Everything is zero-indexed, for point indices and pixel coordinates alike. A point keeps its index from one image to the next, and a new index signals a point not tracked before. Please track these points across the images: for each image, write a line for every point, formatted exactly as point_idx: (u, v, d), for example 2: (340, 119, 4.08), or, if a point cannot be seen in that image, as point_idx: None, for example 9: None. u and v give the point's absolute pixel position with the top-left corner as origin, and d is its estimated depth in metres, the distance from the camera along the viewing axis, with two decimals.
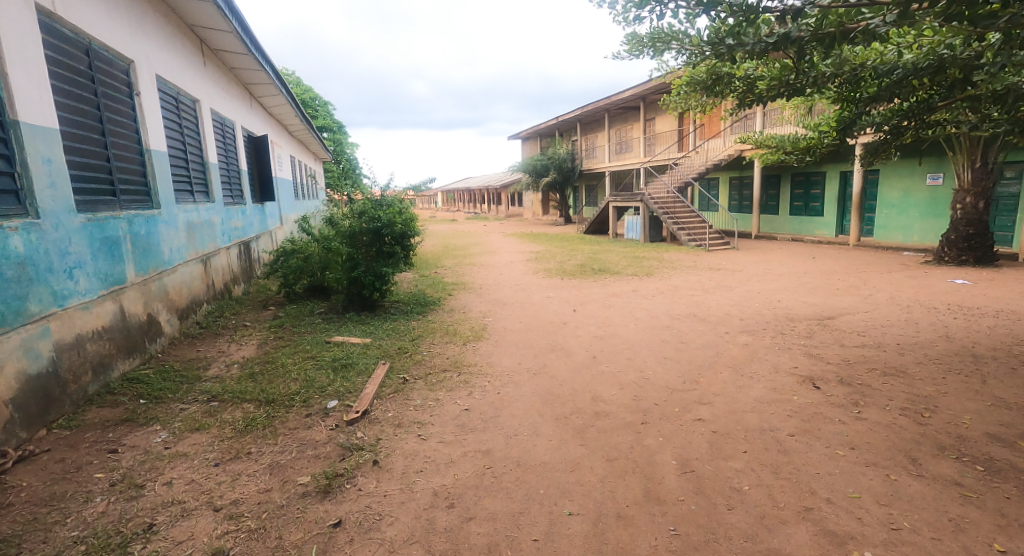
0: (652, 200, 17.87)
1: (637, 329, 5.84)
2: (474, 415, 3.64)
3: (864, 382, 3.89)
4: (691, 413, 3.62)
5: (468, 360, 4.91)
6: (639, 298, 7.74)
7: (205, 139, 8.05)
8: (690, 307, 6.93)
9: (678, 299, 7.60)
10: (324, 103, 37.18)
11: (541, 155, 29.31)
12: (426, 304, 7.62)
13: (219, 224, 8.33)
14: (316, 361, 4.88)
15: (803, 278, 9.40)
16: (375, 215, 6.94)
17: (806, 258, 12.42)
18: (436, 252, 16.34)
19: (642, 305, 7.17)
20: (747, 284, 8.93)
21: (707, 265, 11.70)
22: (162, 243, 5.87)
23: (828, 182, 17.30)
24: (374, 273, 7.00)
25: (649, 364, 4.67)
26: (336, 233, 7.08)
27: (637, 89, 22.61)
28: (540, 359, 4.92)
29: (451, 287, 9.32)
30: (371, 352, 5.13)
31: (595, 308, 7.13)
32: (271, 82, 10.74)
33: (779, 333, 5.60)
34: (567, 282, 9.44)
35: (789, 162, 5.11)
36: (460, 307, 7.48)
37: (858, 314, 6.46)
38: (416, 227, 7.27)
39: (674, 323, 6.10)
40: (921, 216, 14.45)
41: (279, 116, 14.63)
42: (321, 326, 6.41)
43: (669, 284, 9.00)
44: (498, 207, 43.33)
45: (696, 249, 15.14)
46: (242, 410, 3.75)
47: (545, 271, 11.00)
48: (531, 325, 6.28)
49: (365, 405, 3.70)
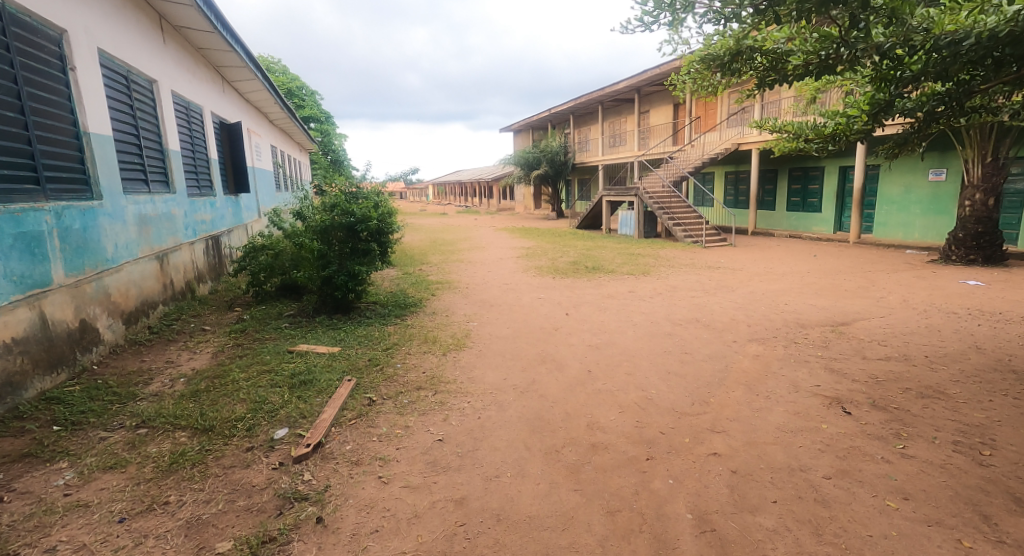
0: (646, 195, 17.34)
1: (637, 337, 5.29)
2: (448, 448, 3.07)
3: (901, 406, 3.37)
4: (704, 446, 3.08)
5: (446, 375, 4.34)
6: (637, 300, 7.19)
7: (163, 123, 7.35)
8: (691, 311, 6.40)
9: (678, 301, 7.07)
10: (311, 92, 36.36)
11: (533, 148, 28.62)
12: (406, 306, 7.01)
13: (181, 217, 7.65)
14: (274, 375, 4.27)
15: (808, 279, 8.91)
16: (348, 208, 6.29)
17: (807, 256, 11.98)
18: (423, 247, 15.71)
19: (640, 308, 6.64)
20: (749, 284, 8.44)
21: (706, 263, 11.19)
22: (104, 239, 5.21)
23: (827, 178, 16.92)
24: (348, 273, 6.37)
25: (652, 381, 4.12)
26: (307, 229, 6.46)
27: (630, 81, 22.09)
28: (528, 373, 4.35)
29: (435, 286, 8.71)
30: (337, 365, 4.53)
31: (590, 311, 6.59)
32: (243, 65, 10.02)
33: (793, 343, 5.09)
34: (559, 281, 8.87)
35: (809, 150, 4.55)
36: (444, 309, 6.91)
37: (874, 319, 5.97)
38: (394, 222, 6.66)
39: (676, 329, 5.57)
40: (923, 212, 14.05)
41: (258, 103, 13.88)
42: (287, 332, 5.77)
43: (667, 284, 8.48)
44: (490, 201, 42.60)
45: (693, 246, 14.63)
46: (171, 442, 3.16)
47: (536, 268, 10.42)
48: (520, 331, 5.71)
49: (319, 436, 3.11)
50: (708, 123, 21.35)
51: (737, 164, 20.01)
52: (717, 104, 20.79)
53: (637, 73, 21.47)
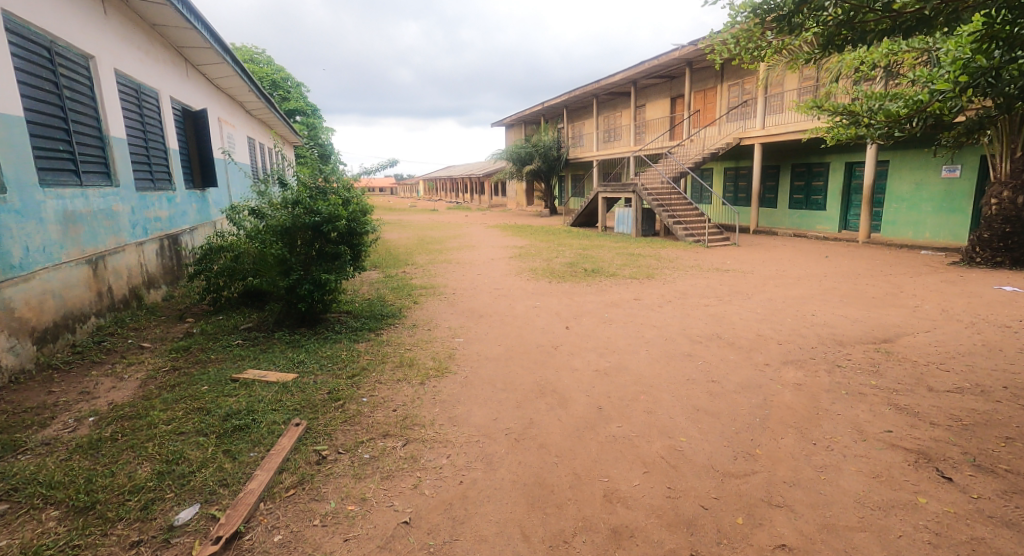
0: (645, 191, 16.52)
1: (651, 359, 4.48)
2: (417, 540, 2.23)
3: (1015, 468, 2.59)
4: (766, 531, 2.27)
5: (423, 414, 3.48)
6: (644, 310, 6.38)
7: (103, 106, 6.40)
8: (709, 323, 5.63)
9: (691, 312, 6.28)
10: (297, 83, 35.32)
11: (525, 142, 27.77)
12: (384, 318, 6.13)
13: (126, 214, 6.67)
14: (205, 415, 3.37)
15: (827, 283, 8.18)
16: (313, 206, 5.37)
17: (818, 256, 11.28)
18: (410, 246, 14.78)
19: (651, 320, 5.83)
20: (765, 290, 7.66)
21: (712, 265, 10.43)
22: (8, 241, 4.29)
23: (833, 174, 16.25)
24: (313, 281, 5.47)
25: (679, 422, 3.30)
26: (264, 229, 5.53)
27: (626, 73, 21.27)
28: (525, 412, 3.52)
29: (418, 292, 7.85)
30: (287, 400, 3.64)
31: (592, 323, 5.77)
32: (208, 45, 9.05)
33: (837, 367, 4.31)
34: (555, 286, 8.05)
35: (873, 138, 3.70)
36: (426, 321, 6.04)
37: (919, 335, 5.21)
38: (368, 222, 5.76)
39: (696, 348, 4.77)
40: (935, 211, 13.40)
41: (231, 91, 12.87)
42: (238, 351, 4.84)
43: (675, 290, 7.69)
44: (482, 197, 41.77)
45: (695, 246, 13.87)
46: (31, 530, 2.26)
47: (530, 270, 9.61)
48: (513, 351, 4.88)
49: (236, 523, 2.25)
50: (707, 117, 20.62)
51: (737, 160, 19.33)
52: (716, 96, 20.07)
53: (634, 65, 20.64)
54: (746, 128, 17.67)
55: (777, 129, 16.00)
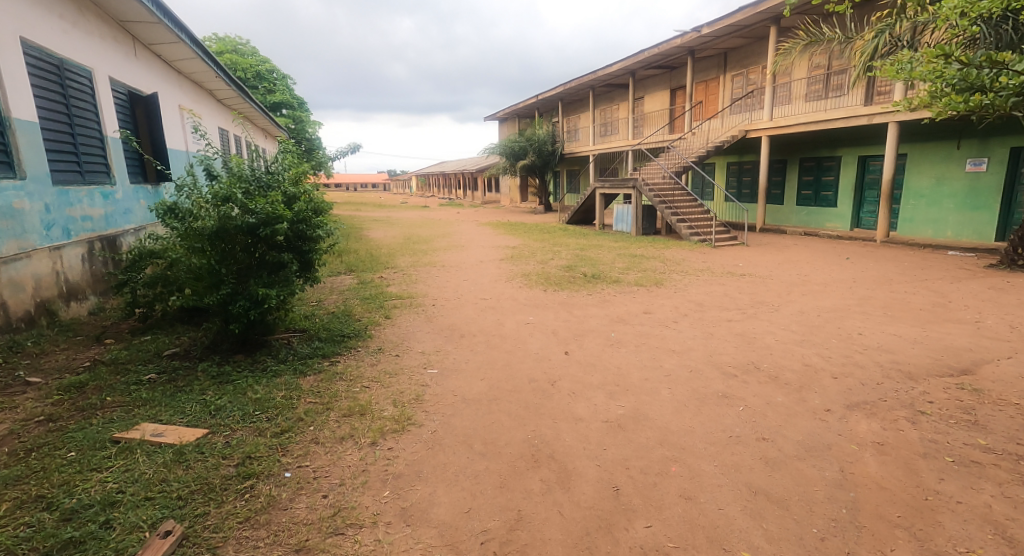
0: (646, 187, 15.45)
1: (677, 404, 3.46)
2: None
3: None
4: None
5: (364, 506, 2.42)
6: (657, 329, 5.35)
7: (4, 81, 5.27)
8: (738, 348, 4.61)
9: (713, 330, 5.27)
10: (282, 75, 34.18)
11: (519, 136, 26.68)
12: (343, 340, 5.04)
13: (34, 211, 5.52)
14: (39, 515, 2.25)
15: (860, 291, 7.20)
16: (247, 203, 4.24)
17: (838, 258, 10.31)
18: (394, 246, 13.70)
19: (667, 343, 4.81)
20: (793, 300, 6.65)
21: (723, 268, 9.44)
22: None
23: (845, 168, 15.31)
24: (248, 297, 4.33)
25: (734, 521, 2.27)
26: (184, 231, 4.34)
27: (624, 64, 20.22)
28: (511, 500, 2.48)
29: (392, 304, 6.78)
30: (173, 481, 2.55)
31: (597, 348, 4.75)
32: (155, 20, 7.95)
33: (920, 415, 3.30)
34: (552, 295, 7.02)
35: None
36: (394, 344, 5.00)
37: (1001, 362, 4.22)
38: (320, 223, 4.68)
39: (732, 386, 3.75)
40: (958, 207, 12.46)
41: (194, 76, 11.73)
42: (143, 391, 3.72)
43: (689, 300, 6.70)
44: (475, 193, 40.61)
45: (701, 246, 12.88)
46: None
47: (523, 275, 8.59)
48: (499, 390, 3.83)
49: None
50: (709, 109, 19.69)
51: (742, 154, 18.38)
52: (719, 87, 19.16)
53: (632, 55, 19.63)
54: (751, 121, 16.73)
55: (786, 121, 15.05)
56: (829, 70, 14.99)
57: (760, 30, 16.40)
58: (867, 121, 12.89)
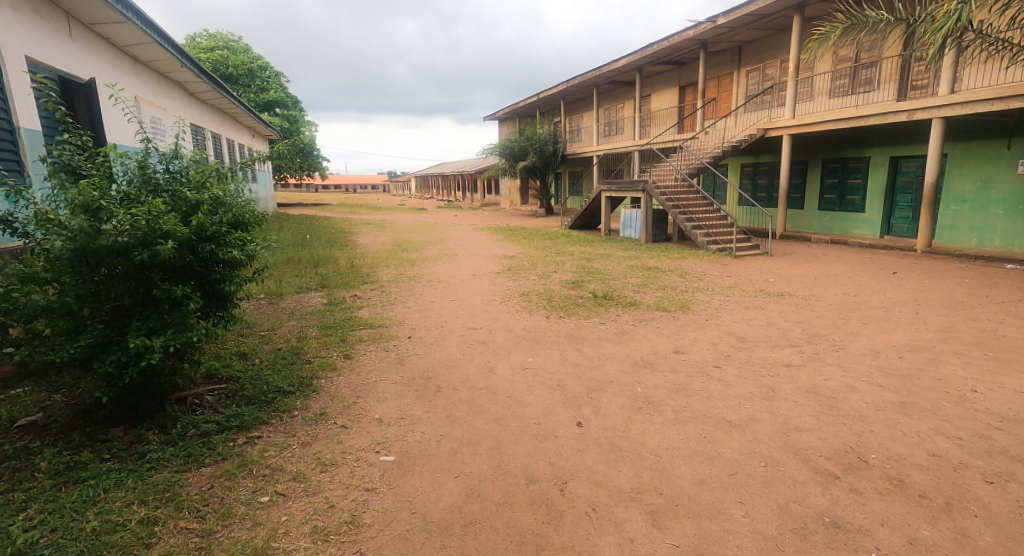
0: (657, 190, 14.15)
1: (761, 544, 2.16)
2: None
3: None
4: None
5: None
6: (696, 381, 4.04)
7: None
8: (820, 417, 3.29)
9: (772, 384, 3.95)
10: (276, 74, 33.08)
11: (519, 137, 25.40)
12: (274, 399, 3.72)
13: None
14: None
15: (933, 319, 5.89)
16: (120, 213, 2.91)
17: (882, 273, 9.03)
18: (381, 255, 12.43)
19: (716, 409, 3.50)
20: (857, 334, 5.34)
21: (754, 285, 8.14)
22: None
23: (874, 170, 14.01)
24: (119, 349, 2.96)
25: None
26: (26, 252, 2.97)
27: (630, 59, 18.86)
28: None
29: (359, 335, 5.49)
30: None
31: (620, 416, 3.44)
32: None
33: None
34: (556, 323, 5.72)
35: None
36: (345, 405, 3.70)
37: None
38: (233, 242, 3.37)
39: (838, 499, 2.44)
40: (1008, 214, 11.14)
41: (155, 64, 10.49)
42: None
43: (727, 333, 5.42)
44: (475, 195, 39.35)
45: (721, 256, 11.58)
46: None
47: (522, 294, 7.32)
48: (482, 504, 2.52)
49: None
50: (722, 106, 18.39)
51: (758, 155, 17.12)
52: (732, 83, 17.86)
53: (639, 51, 18.29)
54: (771, 119, 15.41)
55: (811, 118, 13.68)
56: (857, 63, 13.68)
57: (779, 20, 15.09)
58: (905, 117, 11.56)
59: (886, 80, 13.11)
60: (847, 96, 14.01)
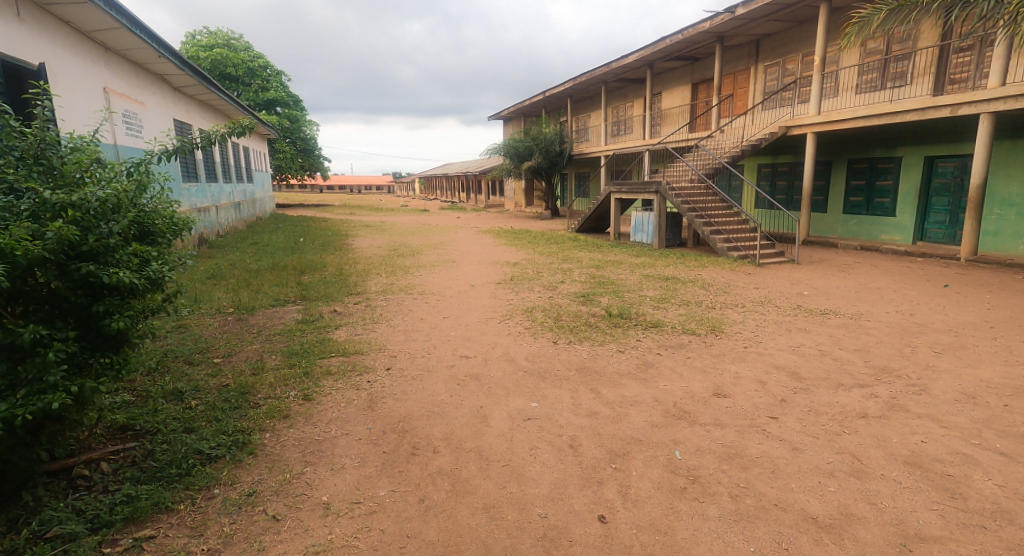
0: (671, 191, 13.14)
1: None
2: None
3: None
4: None
5: None
6: (753, 442, 3.07)
7: None
8: (946, 516, 2.31)
9: (855, 450, 2.97)
10: (277, 71, 32.36)
11: (524, 136, 24.49)
12: (191, 470, 2.77)
13: None
14: None
15: (1020, 348, 4.89)
16: None
17: (932, 286, 8.00)
18: (374, 261, 11.51)
19: (791, 494, 2.53)
20: (936, 369, 4.36)
21: (790, 300, 7.15)
22: None
23: (907, 171, 12.96)
24: None
25: None
26: None
27: (640, 55, 17.87)
28: None
29: (328, 366, 4.54)
30: None
31: (658, 505, 2.48)
32: None
33: None
34: (564, 351, 4.76)
35: None
36: (284, 479, 2.75)
37: None
38: (118, 264, 2.42)
39: None
40: None
41: (128, 54, 9.63)
42: None
43: (775, 365, 4.44)
44: (479, 195, 38.48)
45: (743, 264, 10.57)
46: None
47: (524, 310, 6.37)
48: None
49: None
50: (738, 104, 17.36)
51: (777, 154, 16.10)
52: (749, 80, 16.86)
53: (651, 46, 17.30)
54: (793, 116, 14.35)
55: (838, 113, 12.57)
56: (888, 55, 12.65)
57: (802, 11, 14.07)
58: (947, 112, 10.51)
59: (921, 73, 12.06)
60: (877, 91, 12.97)
